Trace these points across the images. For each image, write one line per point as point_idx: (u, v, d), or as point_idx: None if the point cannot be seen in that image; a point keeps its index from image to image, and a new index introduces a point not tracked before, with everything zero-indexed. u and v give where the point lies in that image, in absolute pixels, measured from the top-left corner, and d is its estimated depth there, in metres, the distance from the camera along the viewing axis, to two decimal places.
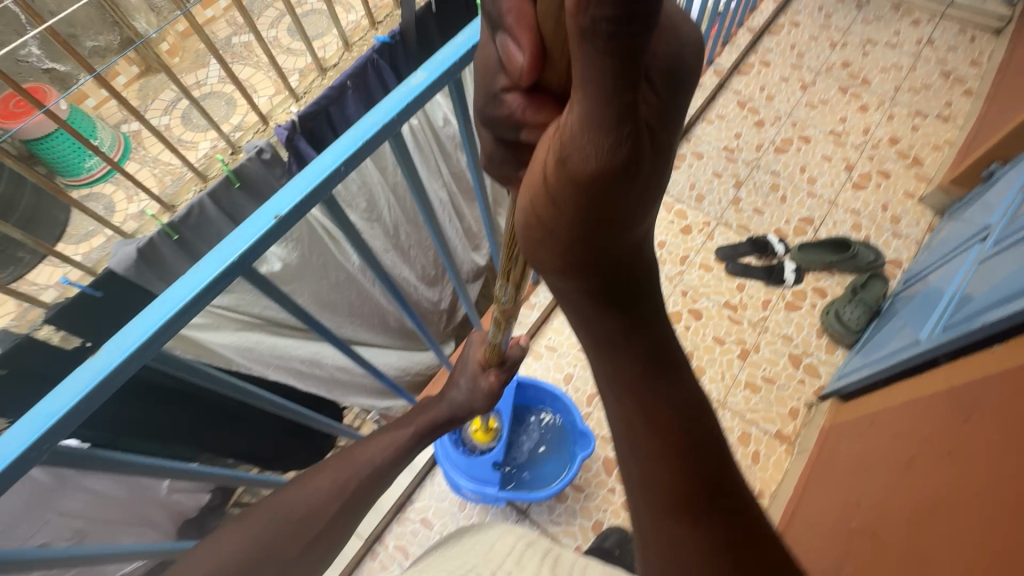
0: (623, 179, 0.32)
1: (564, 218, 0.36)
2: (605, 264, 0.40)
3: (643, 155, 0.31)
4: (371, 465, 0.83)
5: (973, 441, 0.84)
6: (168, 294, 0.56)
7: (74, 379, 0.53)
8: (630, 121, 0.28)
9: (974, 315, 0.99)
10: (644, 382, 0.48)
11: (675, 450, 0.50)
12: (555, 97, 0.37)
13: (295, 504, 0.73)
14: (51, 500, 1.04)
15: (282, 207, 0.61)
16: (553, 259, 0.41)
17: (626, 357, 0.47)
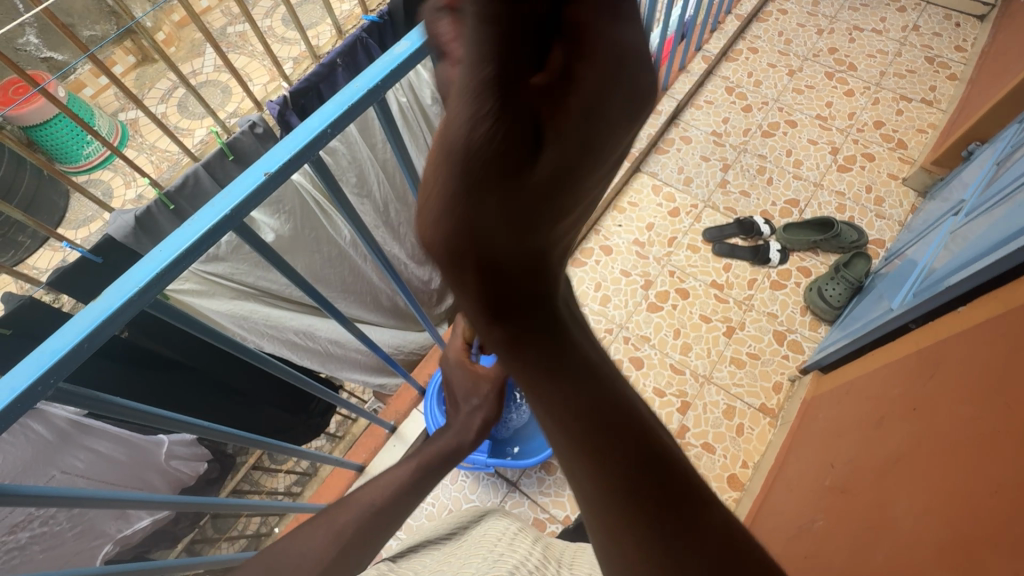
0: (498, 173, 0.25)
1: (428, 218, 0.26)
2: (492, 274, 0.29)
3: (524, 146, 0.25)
4: (371, 506, 0.74)
5: (935, 394, 0.88)
6: (165, 243, 0.60)
7: (77, 319, 0.56)
8: (509, 70, 0.23)
9: (940, 280, 1.05)
10: (564, 388, 0.35)
11: (613, 467, 0.35)
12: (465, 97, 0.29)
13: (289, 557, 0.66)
14: (52, 456, 1.08)
15: (271, 164, 0.65)
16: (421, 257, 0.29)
17: (535, 357, 0.34)
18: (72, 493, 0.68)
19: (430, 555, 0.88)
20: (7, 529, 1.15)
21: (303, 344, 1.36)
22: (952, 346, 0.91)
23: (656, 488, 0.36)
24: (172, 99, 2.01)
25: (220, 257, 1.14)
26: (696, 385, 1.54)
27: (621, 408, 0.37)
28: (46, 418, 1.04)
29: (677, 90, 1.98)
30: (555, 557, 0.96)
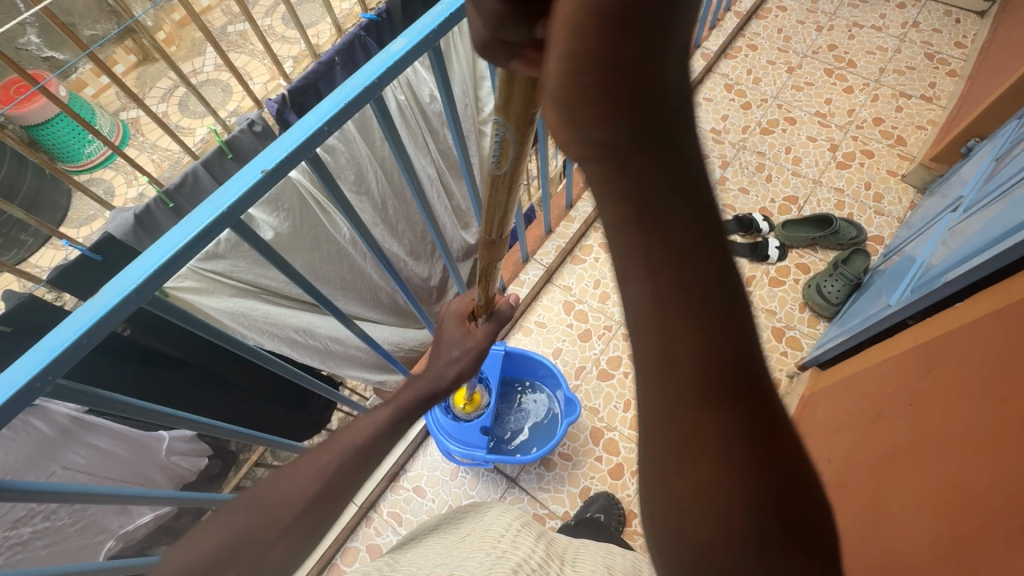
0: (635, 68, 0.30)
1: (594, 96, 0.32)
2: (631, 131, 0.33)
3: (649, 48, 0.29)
4: (353, 447, 0.74)
5: (932, 391, 0.88)
6: (163, 239, 0.61)
7: (76, 316, 0.57)
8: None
9: (937, 276, 1.06)
10: (683, 291, 0.36)
11: (700, 334, 0.37)
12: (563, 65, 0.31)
13: (270, 492, 0.66)
14: (53, 450, 1.09)
15: (269, 161, 0.65)
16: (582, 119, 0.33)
17: (646, 210, 0.35)
18: (74, 489, 0.69)
19: (428, 549, 0.89)
20: (10, 525, 1.16)
21: (302, 342, 1.37)
22: (949, 341, 0.92)
23: (731, 373, 0.37)
24: (173, 98, 2.03)
25: (219, 255, 1.15)
26: None
27: (750, 334, 0.38)
28: (46, 414, 1.05)
29: None
30: (558, 554, 0.96)
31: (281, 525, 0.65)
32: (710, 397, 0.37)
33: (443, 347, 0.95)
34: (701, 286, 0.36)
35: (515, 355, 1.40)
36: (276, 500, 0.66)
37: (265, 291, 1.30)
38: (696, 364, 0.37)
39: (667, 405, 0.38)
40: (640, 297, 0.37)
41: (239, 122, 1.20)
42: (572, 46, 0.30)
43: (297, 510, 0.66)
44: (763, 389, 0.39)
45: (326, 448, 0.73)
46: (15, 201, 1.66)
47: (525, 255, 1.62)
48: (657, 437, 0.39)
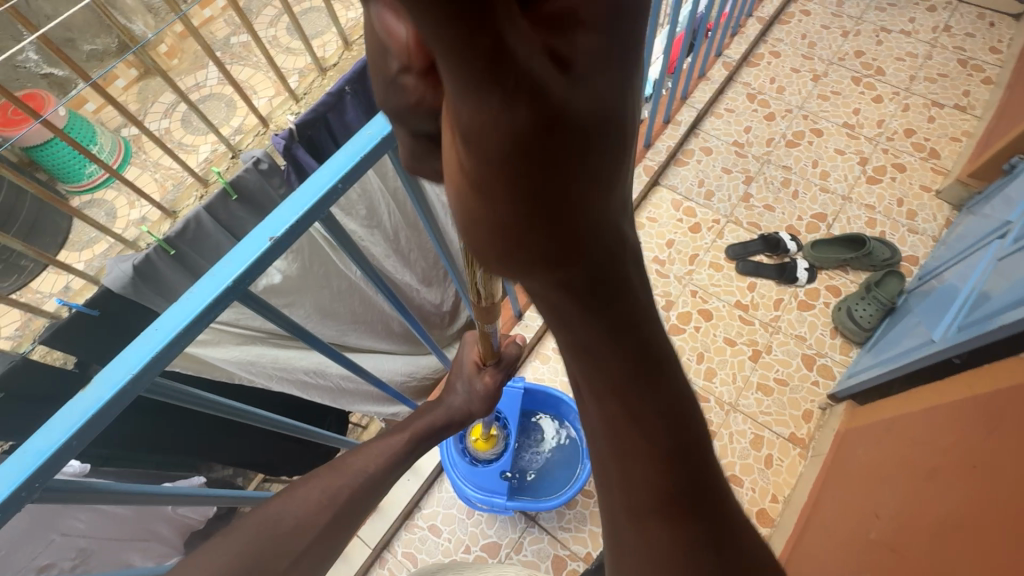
0: (548, 170, 0.23)
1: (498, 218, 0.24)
2: (571, 257, 0.27)
3: (552, 142, 0.22)
4: (364, 475, 0.78)
5: (998, 455, 0.81)
6: (161, 322, 0.54)
7: (63, 416, 0.50)
8: (507, 87, 0.19)
9: (990, 315, 0.98)
10: (638, 424, 0.37)
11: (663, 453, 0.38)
12: (473, 174, 0.23)
13: (282, 517, 0.67)
14: (48, 520, 1.01)
15: (276, 228, 0.59)
16: (485, 236, 0.25)
17: (590, 352, 0.33)
18: None
19: None
20: None
21: (312, 382, 1.30)
22: (1012, 397, 0.85)
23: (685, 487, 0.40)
24: (175, 114, 1.98)
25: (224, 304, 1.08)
26: (721, 413, 1.48)
27: (696, 439, 0.40)
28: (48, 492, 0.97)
29: (697, 98, 1.89)
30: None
31: (293, 554, 0.66)
32: (661, 494, 0.40)
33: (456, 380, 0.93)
34: (655, 417, 0.36)
35: (533, 391, 1.34)
36: (289, 527, 0.67)
37: (272, 334, 1.22)
38: (650, 466, 0.39)
39: (627, 513, 0.41)
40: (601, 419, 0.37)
41: (243, 160, 1.10)
42: (463, 196, 0.24)
43: (310, 537, 0.68)
44: (713, 494, 0.42)
45: (336, 473, 0.75)
46: (13, 228, 1.61)
47: None
48: (618, 532, 0.43)
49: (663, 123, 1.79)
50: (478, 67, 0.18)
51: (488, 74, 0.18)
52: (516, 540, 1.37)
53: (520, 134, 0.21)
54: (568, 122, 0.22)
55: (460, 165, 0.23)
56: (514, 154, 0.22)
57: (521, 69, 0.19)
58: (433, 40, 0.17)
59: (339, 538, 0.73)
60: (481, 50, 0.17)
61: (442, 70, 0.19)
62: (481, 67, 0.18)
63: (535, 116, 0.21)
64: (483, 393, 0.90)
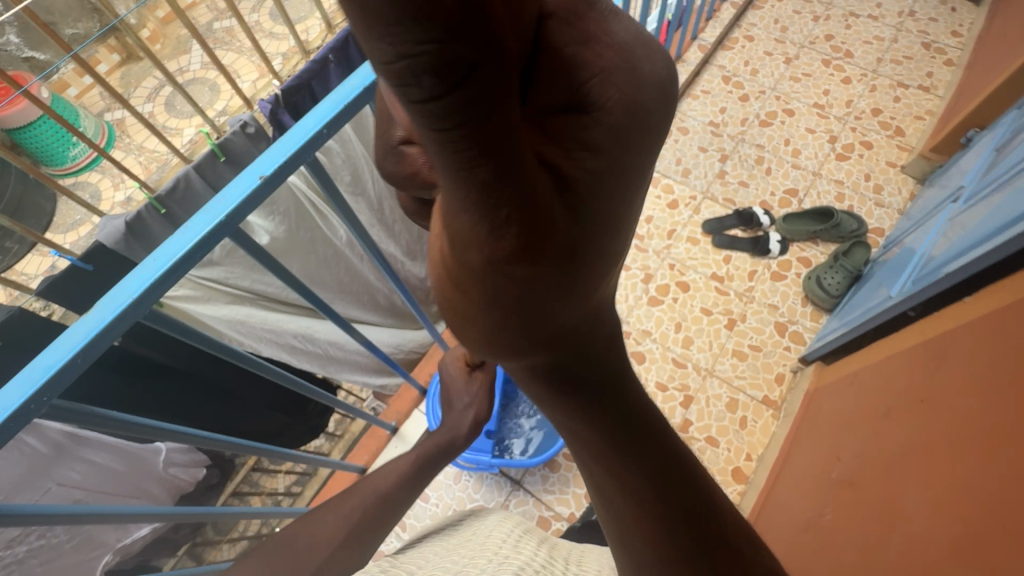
0: (529, 283, 0.24)
1: (473, 309, 0.26)
2: (544, 343, 0.29)
3: (539, 260, 0.22)
4: (376, 494, 0.82)
5: (943, 388, 0.87)
6: (159, 252, 0.58)
7: (70, 334, 0.55)
8: (503, 218, 0.20)
9: (938, 267, 1.05)
10: (624, 484, 0.37)
11: (661, 511, 0.38)
12: (452, 270, 0.24)
13: (299, 539, 0.74)
14: (47, 469, 0.98)
15: (267, 167, 0.62)
16: (464, 317, 0.27)
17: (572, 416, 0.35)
18: (70, 509, 0.67)
19: (430, 550, 0.89)
20: (3, 544, 1.05)
21: (301, 347, 1.34)
22: (957, 336, 0.91)
23: (692, 542, 0.39)
24: (160, 98, 1.97)
25: (214, 261, 1.10)
26: (698, 378, 1.54)
27: (698, 497, 0.39)
28: (42, 431, 0.95)
29: None
30: (561, 557, 0.93)
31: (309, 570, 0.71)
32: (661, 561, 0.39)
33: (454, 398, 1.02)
34: (640, 479, 0.37)
35: None
36: (305, 545, 0.74)
37: (261, 295, 1.25)
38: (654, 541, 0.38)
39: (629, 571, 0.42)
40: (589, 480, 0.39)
41: (230, 123, 1.16)
42: (443, 287, 0.26)
43: (325, 553, 0.73)
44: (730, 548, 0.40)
45: (348, 496, 0.80)
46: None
47: None
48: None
49: None
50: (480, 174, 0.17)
51: (485, 201, 0.18)
52: (502, 502, 1.41)
53: (510, 248, 0.21)
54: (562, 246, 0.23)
55: (443, 259, 0.24)
56: (495, 269, 0.22)
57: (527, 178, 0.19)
58: (434, 162, 0.17)
59: (365, 545, 0.78)
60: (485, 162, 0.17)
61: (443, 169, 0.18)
62: (477, 192, 0.18)
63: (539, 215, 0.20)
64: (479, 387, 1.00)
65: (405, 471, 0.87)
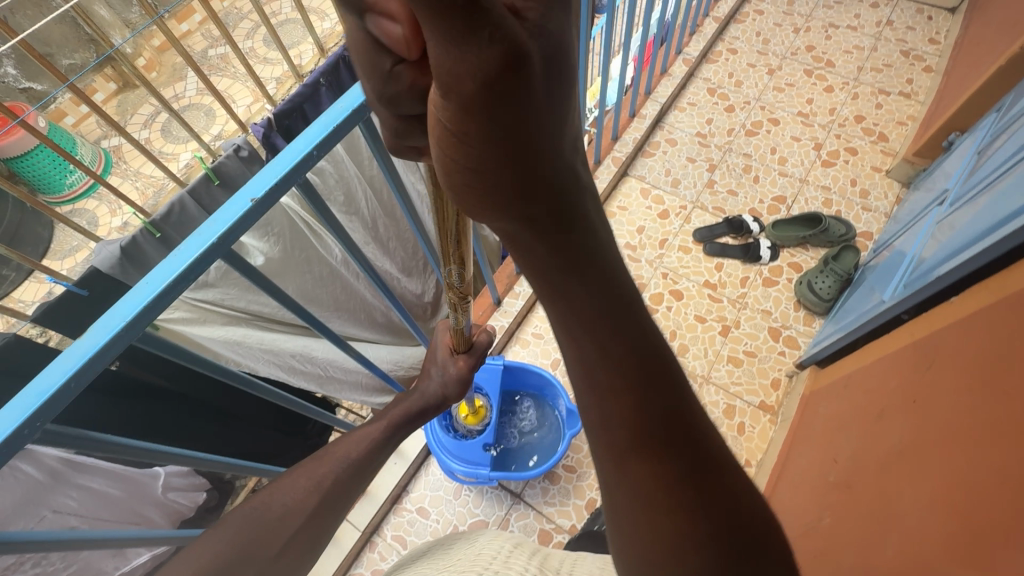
0: (502, 124, 0.29)
1: (473, 160, 0.32)
2: (521, 194, 0.35)
3: (508, 99, 0.28)
4: (347, 461, 0.82)
5: (932, 389, 0.88)
6: (151, 276, 0.59)
7: (62, 359, 0.56)
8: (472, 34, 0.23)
9: (929, 271, 1.06)
10: (605, 353, 0.44)
11: (620, 370, 0.45)
12: (453, 112, 0.28)
13: (272, 505, 0.73)
14: (42, 496, 0.99)
15: (259, 189, 0.64)
16: (460, 154, 0.32)
17: (552, 283, 0.42)
18: (64, 536, 0.67)
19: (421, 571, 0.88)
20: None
21: (300, 368, 1.34)
22: (944, 338, 0.93)
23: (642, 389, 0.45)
24: (156, 124, 2.01)
25: (209, 283, 1.15)
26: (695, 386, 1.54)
27: (646, 355, 0.45)
28: (36, 458, 0.96)
29: (660, 93, 2.00)
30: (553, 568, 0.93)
31: (281, 540, 0.71)
32: (632, 421, 0.45)
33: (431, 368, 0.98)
34: (599, 317, 0.43)
35: (514, 369, 1.40)
36: (277, 513, 0.72)
37: (257, 316, 1.29)
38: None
39: (611, 453, 0.47)
40: (570, 343, 0.45)
41: (224, 147, 1.21)
42: (451, 149, 0.31)
43: (298, 522, 0.74)
44: (669, 411, 0.46)
45: (322, 461, 0.80)
46: None
47: (496, 297, 1.54)
48: (608, 476, 0.48)
49: (629, 116, 1.88)
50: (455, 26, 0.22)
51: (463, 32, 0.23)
52: (503, 517, 1.40)
53: (487, 70, 0.25)
54: (514, 94, 0.28)
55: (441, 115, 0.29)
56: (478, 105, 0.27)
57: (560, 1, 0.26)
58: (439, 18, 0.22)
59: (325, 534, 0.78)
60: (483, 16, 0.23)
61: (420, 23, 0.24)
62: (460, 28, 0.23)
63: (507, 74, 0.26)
64: (457, 376, 0.95)
65: (377, 437, 0.88)
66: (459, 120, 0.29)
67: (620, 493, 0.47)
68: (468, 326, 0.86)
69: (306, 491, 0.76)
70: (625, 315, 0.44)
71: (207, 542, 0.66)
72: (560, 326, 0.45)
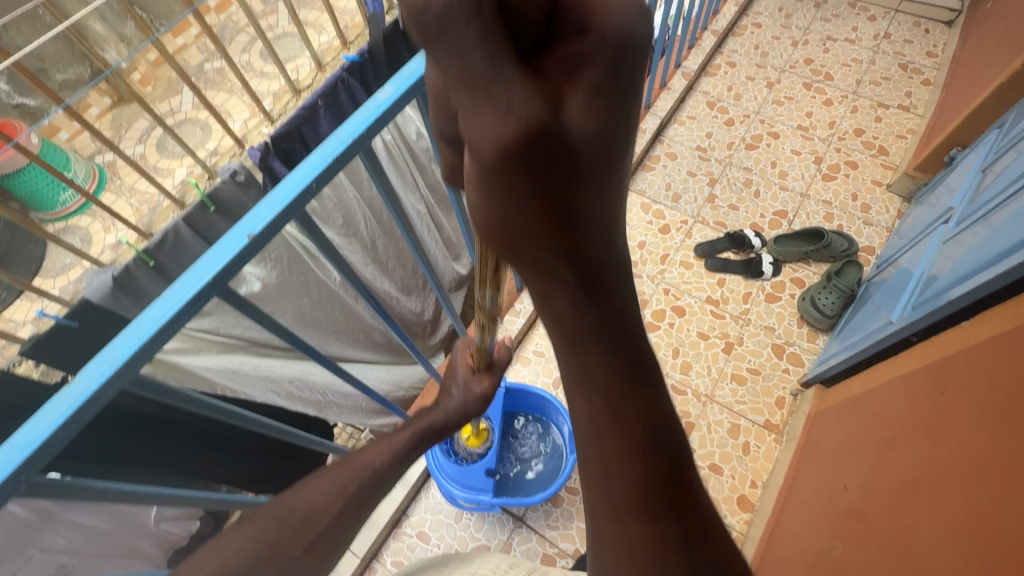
0: (532, 182, 0.27)
1: (494, 213, 0.29)
2: (546, 253, 0.31)
3: (540, 157, 0.26)
4: (372, 468, 0.79)
5: (946, 418, 0.86)
6: (143, 317, 0.57)
7: (51, 407, 0.53)
8: (494, 83, 0.24)
9: (941, 292, 1.05)
10: (620, 414, 0.39)
11: (634, 431, 0.40)
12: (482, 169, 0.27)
13: (296, 506, 0.70)
14: (30, 535, 0.95)
15: (255, 225, 0.62)
16: (483, 204, 0.29)
17: (570, 341, 0.37)
18: None
19: None
20: None
21: (298, 393, 1.33)
22: (956, 363, 0.91)
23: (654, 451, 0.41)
24: (150, 139, 1.94)
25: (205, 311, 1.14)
26: (698, 405, 1.52)
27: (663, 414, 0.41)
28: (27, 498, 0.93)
29: (659, 107, 1.99)
30: None
31: (305, 542, 0.69)
32: (637, 484, 0.41)
33: (453, 385, 0.97)
34: (618, 377, 0.38)
35: (516, 392, 1.37)
36: (301, 517, 0.69)
37: (253, 342, 1.26)
38: None
39: (609, 513, 0.43)
40: (582, 400, 0.40)
41: (221, 172, 1.19)
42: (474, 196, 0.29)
43: (324, 524, 0.71)
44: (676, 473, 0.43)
45: (345, 466, 0.76)
46: None
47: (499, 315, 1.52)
48: (600, 533, 0.44)
49: None
50: (479, 66, 0.24)
51: (485, 80, 0.24)
52: (505, 541, 1.38)
53: (514, 124, 0.25)
54: (551, 151, 0.26)
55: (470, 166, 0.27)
56: (506, 158, 0.26)
57: (610, 69, 0.27)
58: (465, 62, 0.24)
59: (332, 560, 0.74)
60: (510, 54, 0.24)
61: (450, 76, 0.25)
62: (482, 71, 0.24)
63: (541, 135, 0.25)
64: (480, 394, 0.96)
65: (401, 447, 0.85)
66: (486, 168, 0.26)
67: (612, 552, 0.43)
68: (491, 343, 0.84)
69: (332, 493, 0.73)
70: (646, 373, 0.40)
71: (235, 540, 0.63)
72: (571, 389, 0.40)
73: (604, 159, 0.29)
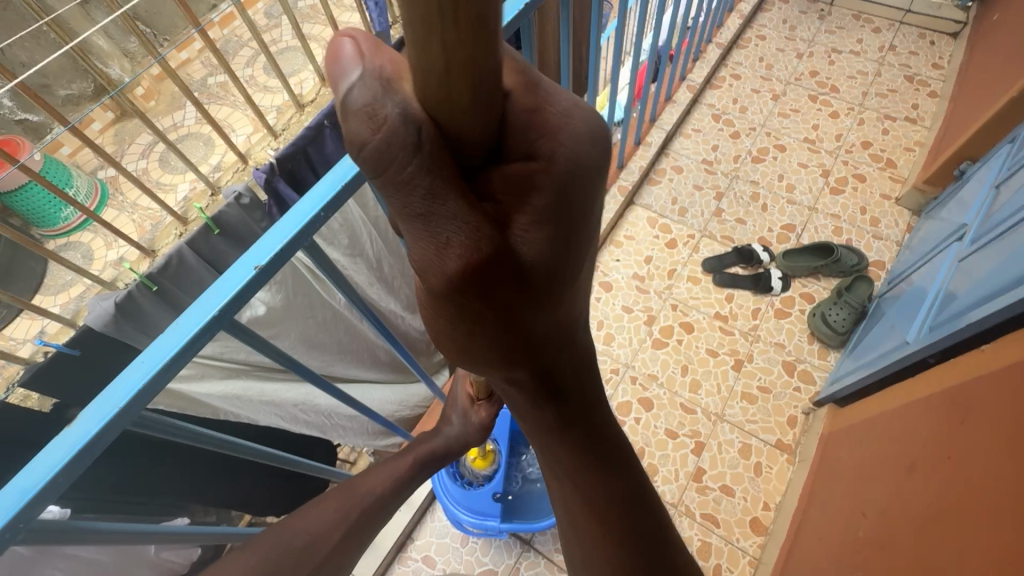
0: (477, 297, 0.30)
1: (446, 316, 0.32)
2: (498, 344, 0.35)
3: (483, 279, 0.29)
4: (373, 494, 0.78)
5: (971, 447, 0.84)
6: (147, 355, 0.55)
7: (50, 450, 0.51)
8: (433, 219, 0.26)
9: (959, 314, 1.02)
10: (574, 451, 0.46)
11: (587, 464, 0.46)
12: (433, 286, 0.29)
13: (298, 531, 0.68)
14: (27, 569, 0.93)
15: (262, 257, 0.59)
16: (438, 309, 0.32)
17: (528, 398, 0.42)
18: None
19: None
20: None
21: (302, 415, 1.31)
22: (980, 389, 0.88)
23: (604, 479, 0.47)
24: (153, 154, 1.94)
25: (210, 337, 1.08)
26: (708, 424, 1.50)
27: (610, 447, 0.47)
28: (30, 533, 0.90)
29: (665, 120, 1.95)
30: None
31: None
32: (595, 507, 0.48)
33: (451, 412, 0.95)
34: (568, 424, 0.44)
35: None
36: (303, 543, 0.68)
37: (258, 367, 1.22)
38: None
39: (577, 527, 0.49)
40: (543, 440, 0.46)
41: (225, 194, 1.17)
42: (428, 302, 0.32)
43: (323, 553, 0.69)
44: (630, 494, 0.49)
45: (344, 494, 0.75)
46: None
47: None
48: (572, 544, 0.51)
49: (634, 144, 1.85)
50: (418, 205, 0.26)
51: (425, 217, 0.26)
52: (512, 566, 1.34)
53: (456, 256, 0.27)
54: (495, 275, 0.29)
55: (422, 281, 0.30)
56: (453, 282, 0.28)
57: (552, 196, 0.30)
58: (405, 198, 0.26)
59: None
60: (451, 189, 0.26)
61: (396, 207, 0.27)
62: (420, 210, 0.26)
63: (485, 264, 0.28)
64: (479, 425, 0.94)
65: (402, 473, 0.84)
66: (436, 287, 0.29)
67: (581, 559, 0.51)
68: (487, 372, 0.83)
69: (333, 520, 0.72)
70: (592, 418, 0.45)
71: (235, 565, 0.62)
72: (545, 458, 0.48)
73: (546, 270, 0.32)
